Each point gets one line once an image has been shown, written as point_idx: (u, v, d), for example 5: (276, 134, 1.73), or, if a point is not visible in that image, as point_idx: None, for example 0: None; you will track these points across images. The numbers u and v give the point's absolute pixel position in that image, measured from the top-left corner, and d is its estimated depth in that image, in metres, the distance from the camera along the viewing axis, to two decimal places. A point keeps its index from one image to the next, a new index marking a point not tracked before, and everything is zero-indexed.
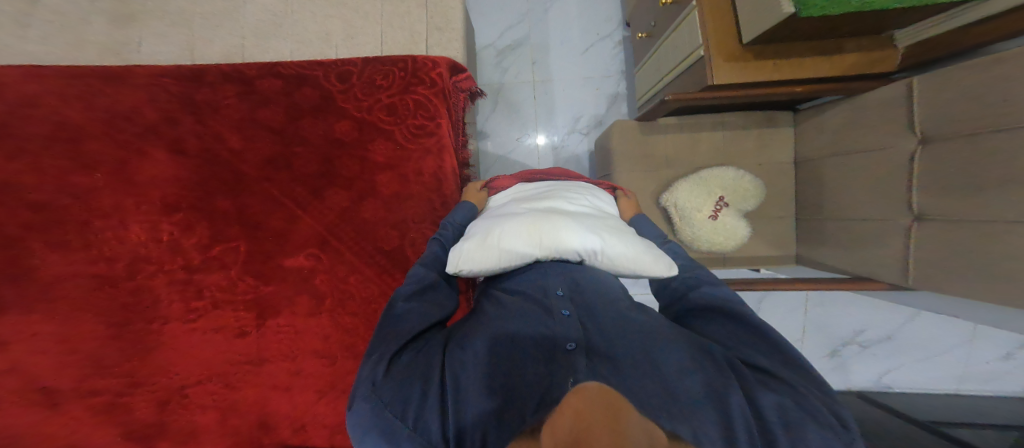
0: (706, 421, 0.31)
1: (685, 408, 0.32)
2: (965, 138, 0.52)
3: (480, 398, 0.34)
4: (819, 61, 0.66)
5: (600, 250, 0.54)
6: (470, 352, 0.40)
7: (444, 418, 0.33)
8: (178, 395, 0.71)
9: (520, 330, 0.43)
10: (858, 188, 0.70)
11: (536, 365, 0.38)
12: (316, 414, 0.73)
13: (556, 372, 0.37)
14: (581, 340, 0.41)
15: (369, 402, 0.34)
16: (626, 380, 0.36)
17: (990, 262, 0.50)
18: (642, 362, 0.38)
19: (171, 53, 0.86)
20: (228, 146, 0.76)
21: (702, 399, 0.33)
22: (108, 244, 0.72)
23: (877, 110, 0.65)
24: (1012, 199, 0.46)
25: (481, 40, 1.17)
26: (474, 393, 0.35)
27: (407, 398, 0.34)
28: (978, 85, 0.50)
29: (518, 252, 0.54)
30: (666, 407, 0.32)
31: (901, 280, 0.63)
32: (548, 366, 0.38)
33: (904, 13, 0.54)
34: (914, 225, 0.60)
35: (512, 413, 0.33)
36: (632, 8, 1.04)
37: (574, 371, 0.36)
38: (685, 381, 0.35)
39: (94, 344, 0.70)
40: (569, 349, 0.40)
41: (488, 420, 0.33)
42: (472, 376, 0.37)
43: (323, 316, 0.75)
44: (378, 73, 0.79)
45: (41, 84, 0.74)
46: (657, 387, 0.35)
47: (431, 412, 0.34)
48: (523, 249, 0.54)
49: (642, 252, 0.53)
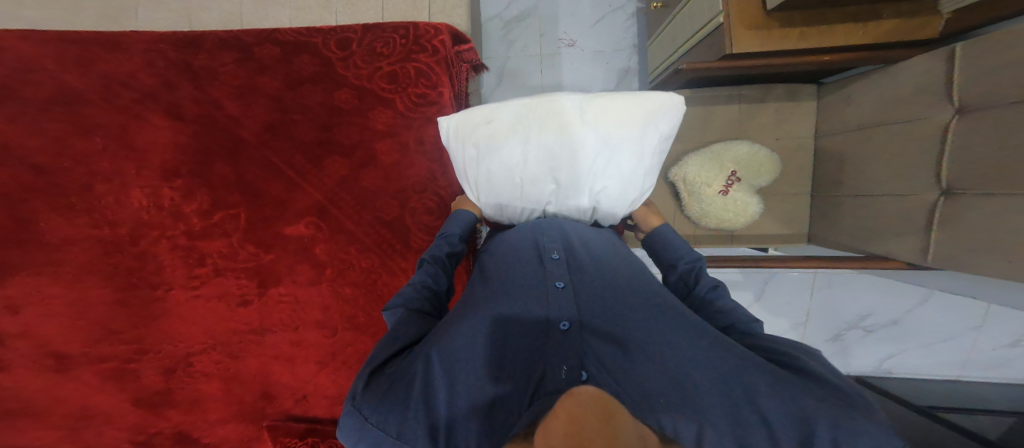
0: (716, 414, 0.30)
1: (692, 399, 0.32)
2: (999, 109, 0.48)
3: (471, 396, 0.35)
4: (849, 28, 0.62)
5: (604, 102, 0.54)
6: (465, 339, 0.40)
7: (432, 418, 0.33)
8: (184, 361, 0.73)
9: (512, 313, 0.44)
10: (883, 165, 0.66)
11: (529, 347, 0.42)
12: (318, 386, 0.74)
13: (548, 352, 0.41)
14: (576, 319, 0.43)
15: (351, 417, 0.34)
16: (629, 367, 0.38)
17: (1011, 236, 0.46)
18: (643, 346, 0.39)
19: (169, 19, 0.85)
20: (227, 112, 0.75)
21: (706, 385, 0.33)
22: (110, 209, 0.72)
23: (912, 81, 0.61)
24: None
25: (487, 11, 1.13)
26: (465, 388, 0.36)
27: (388, 404, 0.33)
28: (1016, 50, 0.45)
29: (527, 106, 0.55)
30: (668, 394, 0.33)
31: (919, 257, 0.60)
32: (540, 345, 0.42)
33: None
34: (942, 200, 0.56)
35: (504, 408, 0.35)
36: None
37: (565, 358, 0.40)
38: (690, 361, 0.35)
39: (101, 308, 0.71)
40: (563, 328, 0.42)
41: (477, 412, 0.34)
42: (466, 369, 0.37)
43: (323, 285, 0.75)
44: (378, 40, 0.76)
45: (38, 47, 0.73)
46: (661, 378, 0.35)
47: (417, 418, 0.32)
48: (534, 103, 0.55)
49: (638, 98, 0.54)
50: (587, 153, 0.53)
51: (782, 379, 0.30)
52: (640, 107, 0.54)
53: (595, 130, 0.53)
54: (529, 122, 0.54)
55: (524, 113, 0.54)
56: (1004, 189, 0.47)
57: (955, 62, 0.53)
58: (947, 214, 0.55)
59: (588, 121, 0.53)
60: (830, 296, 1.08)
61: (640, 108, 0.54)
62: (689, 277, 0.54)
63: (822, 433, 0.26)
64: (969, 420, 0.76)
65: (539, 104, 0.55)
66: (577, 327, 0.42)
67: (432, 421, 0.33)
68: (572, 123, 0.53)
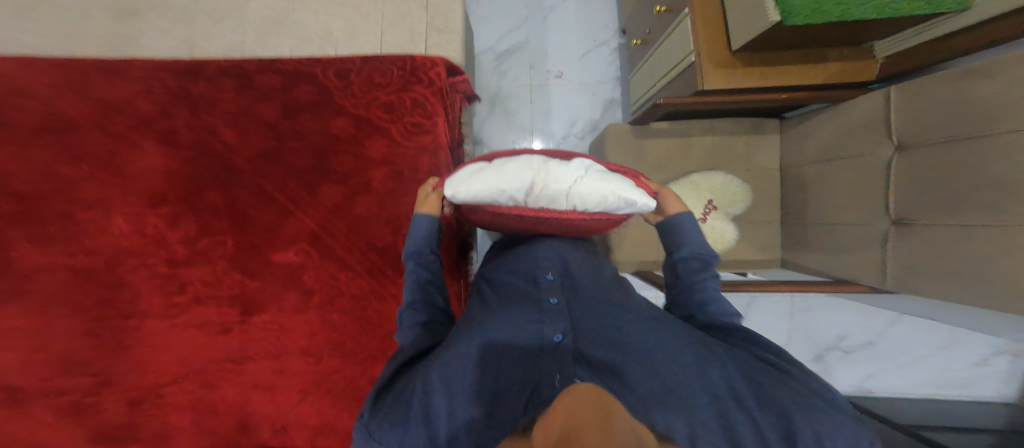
0: (706, 415, 0.35)
1: (679, 399, 0.37)
2: (939, 145, 0.53)
3: (467, 410, 0.39)
4: (804, 70, 0.69)
5: (590, 182, 0.47)
6: (459, 355, 0.43)
7: (431, 430, 0.37)
8: (152, 394, 0.71)
9: (511, 327, 0.48)
10: (839, 195, 0.71)
11: (527, 360, 0.45)
12: (297, 415, 0.72)
13: (545, 367, 0.44)
14: (570, 332, 0.47)
15: (360, 431, 0.39)
16: (619, 370, 0.42)
17: (972, 262, 0.49)
18: (636, 355, 0.43)
19: (170, 48, 0.85)
20: (221, 140, 0.75)
21: (698, 389, 0.37)
22: (90, 237, 0.71)
23: (856, 117, 0.67)
24: (1007, 200, 0.44)
25: (481, 43, 1.19)
26: (462, 401, 0.39)
27: (393, 424, 0.37)
28: (953, 94, 0.51)
29: (511, 183, 0.47)
30: (662, 397, 0.38)
31: (880, 282, 0.64)
32: (538, 361, 0.45)
33: (880, 26, 0.57)
34: (893, 229, 0.61)
35: (503, 412, 0.39)
36: (629, 15, 1.07)
37: (561, 366, 0.43)
38: (678, 364, 0.40)
39: (69, 339, 0.69)
40: (557, 341, 0.46)
41: (473, 426, 0.38)
42: (460, 381, 0.41)
43: (310, 313, 0.74)
44: (376, 72, 0.79)
45: (33, 75, 0.73)
46: (653, 383, 0.39)
47: (417, 431, 0.37)
48: (525, 180, 0.47)
49: (622, 180, 0.48)
50: (563, 207, 0.48)
51: (759, 376, 0.37)
52: (617, 190, 0.47)
53: (566, 207, 0.48)
54: (507, 196, 0.48)
55: (503, 184, 0.47)
56: (954, 220, 0.51)
57: (891, 103, 0.60)
58: (898, 241, 0.60)
59: (570, 197, 0.47)
60: (809, 319, 1.12)
61: (618, 194, 0.47)
62: (699, 269, 0.56)
63: (805, 433, 0.30)
64: (946, 438, 0.79)
65: (526, 185, 0.47)
66: (569, 341, 0.46)
67: (432, 431, 0.37)
68: (558, 193, 0.47)
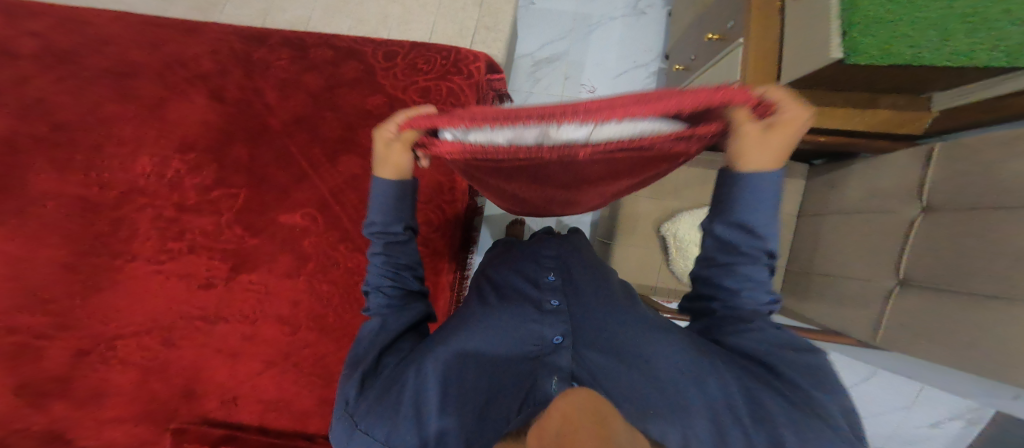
0: (696, 423, 0.31)
1: (680, 410, 0.33)
2: (963, 212, 0.53)
3: (450, 416, 0.36)
4: (849, 112, 0.68)
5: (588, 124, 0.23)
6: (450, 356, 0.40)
7: (421, 431, 0.36)
8: (104, 345, 0.67)
9: (508, 331, 0.45)
10: (852, 247, 0.70)
11: (520, 362, 0.42)
12: (254, 388, 0.70)
13: (540, 371, 0.41)
14: (570, 335, 0.44)
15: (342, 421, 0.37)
16: (624, 375, 0.38)
17: (975, 329, 0.49)
18: (636, 360, 0.39)
19: (247, 16, 0.96)
20: (263, 99, 0.79)
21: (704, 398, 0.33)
22: (110, 171, 0.72)
23: (882, 177, 0.68)
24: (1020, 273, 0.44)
25: (523, 49, 1.29)
26: (449, 405, 0.37)
27: (383, 415, 0.36)
28: (982, 164, 0.51)
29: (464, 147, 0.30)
30: (667, 406, 0.34)
31: (871, 337, 0.64)
32: (533, 363, 0.42)
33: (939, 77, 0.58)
34: (897, 288, 0.61)
35: (495, 415, 0.36)
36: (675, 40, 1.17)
37: (558, 368, 0.40)
38: (682, 366, 0.36)
39: (49, 271, 0.67)
40: (557, 344, 0.43)
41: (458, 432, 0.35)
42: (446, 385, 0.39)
43: (300, 279, 0.71)
44: (421, 58, 0.84)
45: (118, 22, 0.81)
46: (653, 392, 0.36)
47: (406, 429, 0.35)
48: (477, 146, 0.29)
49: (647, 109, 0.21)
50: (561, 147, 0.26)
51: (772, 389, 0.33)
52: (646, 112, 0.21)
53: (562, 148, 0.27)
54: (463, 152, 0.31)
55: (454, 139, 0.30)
56: (965, 288, 0.51)
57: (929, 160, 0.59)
58: (902, 302, 0.59)
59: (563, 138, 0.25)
60: None
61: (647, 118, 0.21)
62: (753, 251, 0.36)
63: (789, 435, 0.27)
64: None
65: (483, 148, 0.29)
66: (569, 342, 0.43)
67: (420, 432, 0.35)
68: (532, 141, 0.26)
